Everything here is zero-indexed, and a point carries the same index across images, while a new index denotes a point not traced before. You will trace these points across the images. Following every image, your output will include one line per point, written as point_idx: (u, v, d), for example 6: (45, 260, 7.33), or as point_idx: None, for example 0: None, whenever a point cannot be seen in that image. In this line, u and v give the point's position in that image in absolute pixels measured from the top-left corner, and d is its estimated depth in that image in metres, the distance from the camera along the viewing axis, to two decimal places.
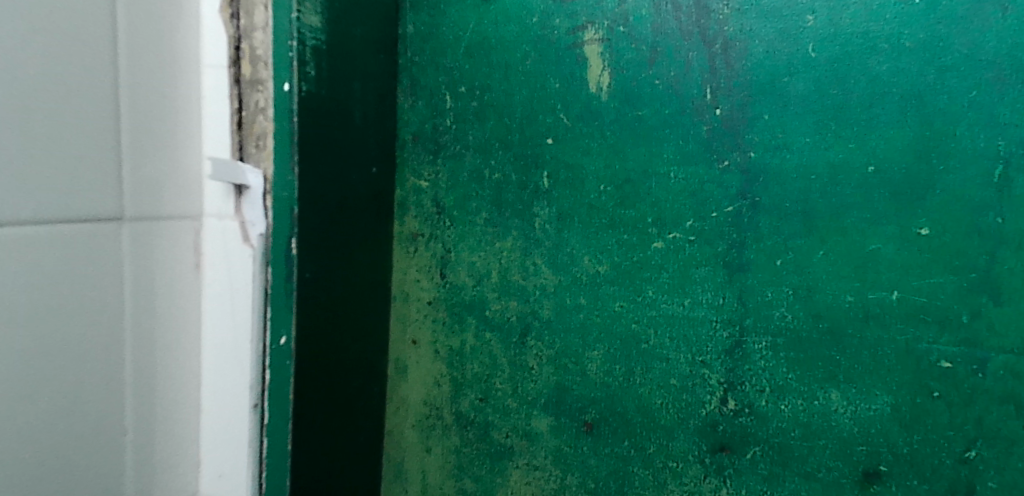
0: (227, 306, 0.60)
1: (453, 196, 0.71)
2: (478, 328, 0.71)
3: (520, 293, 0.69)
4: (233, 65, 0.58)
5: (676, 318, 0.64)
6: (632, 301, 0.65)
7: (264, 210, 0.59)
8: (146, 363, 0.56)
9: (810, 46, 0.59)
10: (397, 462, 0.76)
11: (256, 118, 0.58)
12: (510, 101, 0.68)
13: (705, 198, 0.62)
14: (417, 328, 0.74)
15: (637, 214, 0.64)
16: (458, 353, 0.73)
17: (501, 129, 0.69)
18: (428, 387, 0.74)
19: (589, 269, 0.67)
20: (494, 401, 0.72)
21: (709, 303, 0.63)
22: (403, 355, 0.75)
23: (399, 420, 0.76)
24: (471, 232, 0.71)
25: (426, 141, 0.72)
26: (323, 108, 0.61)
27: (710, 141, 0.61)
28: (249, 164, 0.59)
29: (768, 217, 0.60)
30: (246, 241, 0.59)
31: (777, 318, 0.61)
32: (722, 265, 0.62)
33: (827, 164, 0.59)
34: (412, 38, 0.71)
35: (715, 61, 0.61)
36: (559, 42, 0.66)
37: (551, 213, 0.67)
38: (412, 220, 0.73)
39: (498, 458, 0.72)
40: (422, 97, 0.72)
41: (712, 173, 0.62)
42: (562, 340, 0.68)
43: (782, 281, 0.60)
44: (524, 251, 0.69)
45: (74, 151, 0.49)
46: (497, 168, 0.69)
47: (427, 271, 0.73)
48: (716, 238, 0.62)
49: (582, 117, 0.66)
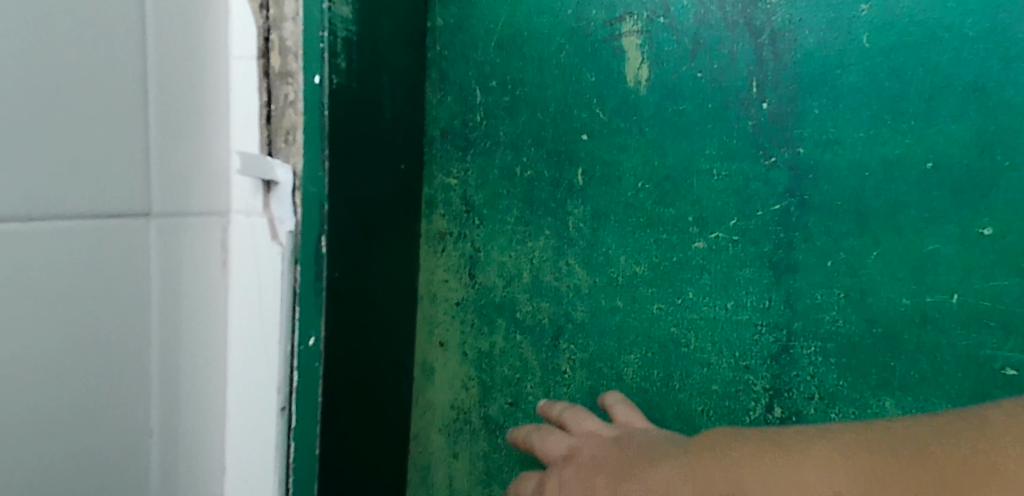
0: (254, 307, 0.57)
1: (483, 194, 0.69)
2: (508, 331, 0.69)
3: (552, 294, 0.67)
4: (262, 57, 0.55)
5: (718, 321, 0.61)
6: (672, 304, 0.62)
7: (293, 206, 0.54)
8: (172, 363, 0.54)
9: (864, 36, 0.56)
10: (423, 468, 0.73)
11: (286, 113, 0.54)
12: (544, 95, 0.66)
13: (750, 196, 0.59)
14: (444, 330, 0.72)
15: (677, 213, 0.62)
16: (487, 356, 0.70)
17: (533, 124, 0.66)
18: (455, 390, 0.72)
19: (625, 270, 0.64)
20: (525, 406, 0.69)
21: (754, 306, 0.60)
22: (429, 357, 0.72)
23: (425, 424, 0.73)
24: (501, 231, 0.68)
25: (455, 137, 0.69)
26: (352, 102, 0.59)
27: (756, 137, 0.59)
28: (278, 159, 0.54)
29: (818, 216, 0.58)
30: (274, 239, 0.55)
31: (827, 322, 0.58)
32: (768, 266, 0.59)
33: (882, 160, 0.56)
34: (442, 31, 0.69)
35: (762, 52, 0.58)
36: (594, 35, 0.64)
37: (586, 212, 0.65)
38: (440, 219, 0.71)
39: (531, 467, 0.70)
40: (451, 92, 0.69)
41: (758, 170, 0.59)
42: (597, 343, 0.66)
43: (833, 284, 0.58)
44: (557, 250, 0.66)
45: (103, 145, 0.48)
46: (529, 164, 0.67)
47: (454, 271, 0.71)
48: (761, 238, 0.59)
49: (619, 111, 0.63)
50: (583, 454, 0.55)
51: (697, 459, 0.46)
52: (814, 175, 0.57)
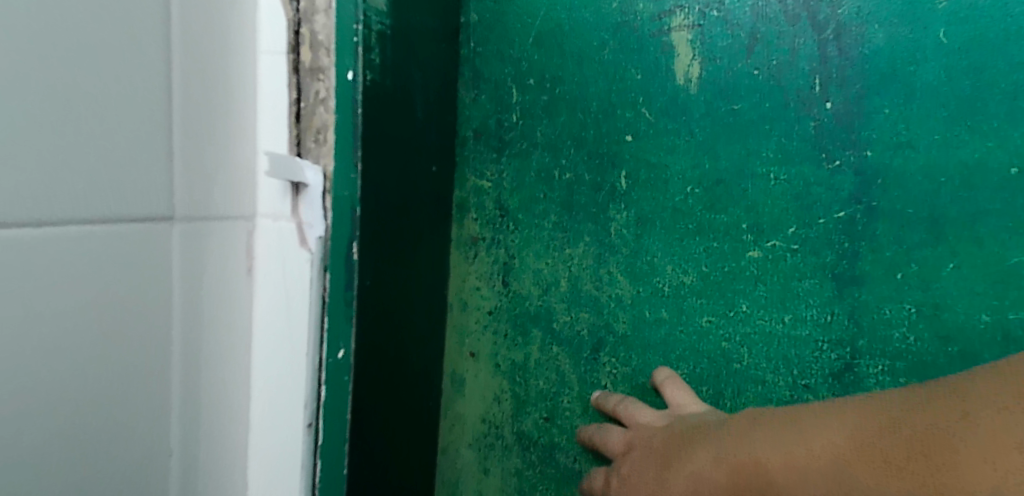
0: (279, 317, 0.53)
1: (518, 197, 0.75)
2: (544, 341, 0.76)
3: (592, 304, 0.74)
4: (291, 51, 0.52)
5: (777, 334, 0.69)
6: (725, 316, 0.70)
7: (323, 210, 0.51)
8: (195, 377, 0.51)
9: (940, 32, 0.63)
10: (454, 482, 0.79)
11: (316, 109, 0.51)
12: (586, 92, 0.72)
13: (813, 203, 0.67)
14: (476, 341, 0.78)
15: (731, 220, 0.69)
16: (521, 368, 0.76)
17: (573, 124, 0.73)
18: (487, 403, 0.78)
19: (673, 280, 0.71)
20: (562, 421, 0.76)
21: (814, 320, 0.67)
22: (460, 367, 0.78)
23: (456, 438, 0.79)
24: (538, 237, 0.75)
25: (490, 138, 0.76)
26: (385, 99, 0.56)
27: (819, 138, 0.66)
28: (308, 160, 0.51)
29: (886, 224, 0.65)
30: (302, 245, 0.51)
31: (896, 341, 0.65)
32: (830, 278, 0.67)
33: (961, 167, 0.63)
34: (476, 26, 0.75)
35: (827, 48, 0.66)
36: (643, 28, 0.70)
37: (630, 217, 0.72)
38: (472, 224, 0.77)
39: (567, 485, 0.76)
40: (485, 90, 0.75)
41: (822, 173, 0.66)
42: (640, 357, 0.73)
43: (904, 297, 0.65)
44: (598, 259, 0.73)
45: (126, 144, 0.45)
46: (568, 167, 0.73)
47: (486, 278, 0.77)
48: (823, 246, 0.67)
49: (667, 110, 0.70)
50: (636, 448, 0.64)
51: (727, 449, 0.54)
52: (882, 181, 0.65)
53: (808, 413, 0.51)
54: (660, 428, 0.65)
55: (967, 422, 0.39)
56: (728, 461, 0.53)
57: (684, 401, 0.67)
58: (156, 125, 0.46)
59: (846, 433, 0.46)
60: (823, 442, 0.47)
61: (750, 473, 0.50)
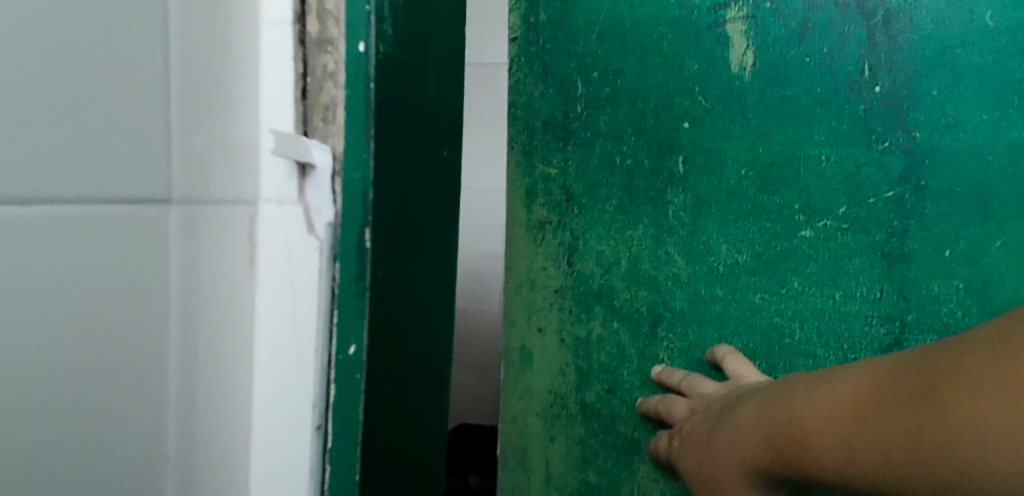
0: (286, 312, 0.47)
1: (583, 185, 0.76)
2: (605, 318, 0.78)
3: (650, 282, 0.75)
4: (298, 21, 0.46)
5: (826, 311, 0.68)
6: (777, 292, 0.69)
7: (332, 194, 0.46)
8: (194, 378, 0.45)
9: (988, 14, 0.60)
10: (523, 447, 0.85)
11: (324, 86, 0.46)
12: (645, 85, 0.72)
13: (863, 183, 0.65)
14: (542, 318, 0.81)
15: (783, 200, 0.68)
16: (584, 343, 0.79)
17: (634, 116, 0.73)
18: (554, 376, 0.82)
19: (727, 258, 0.71)
20: (622, 392, 0.78)
21: (865, 296, 0.66)
22: (530, 343, 0.83)
23: (525, 407, 0.84)
24: (600, 221, 0.76)
25: (557, 128, 0.77)
26: (398, 76, 0.48)
27: (868, 120, 0.64)
28: (316, 139, 0.46)
29: (935, 202, 0.63)
30: (310, 232, 0.46)
31: (945, 314, 0.63)
32: (880, 257, 0.65)
33: (1007, 146, 0.60)
34: (545, 26, 0.76)
35: (875, 35, 0.64)
36: (699, 22, 0.69)
37: (686, 200, 0.72)
38: (540, 209, 0.79)
39: (628, 453, 0.79)
40: (552, 85, 0.76)
41: (871, 155, 0.64)
42: (695, 332, 0.73)
43: (952, 274, 0.63)
44: (657, 240, 0.73)
45: (117, 115, 0.40)
46: (629, 153, 0.74)
47: (553, 259, 0.79)
48: (873, 225, 0.65)
49: (721, 99, 0.69)
50: (700, 410, 0.65)
51: (773, 396, 0.53)
52: (931, 161, 0.63)
53: (789, 387, 0.52)
54: (717, 393, 0.65)
55: (929, 403, 0.41)
56: (770, 406, 0.53)
57: (743, 367, 0.67)
58: (155, 110, 0.42)
59: (839, 392, 0.47)
60: (813, 412, 0.48)
61: (784, 442, 0.50)
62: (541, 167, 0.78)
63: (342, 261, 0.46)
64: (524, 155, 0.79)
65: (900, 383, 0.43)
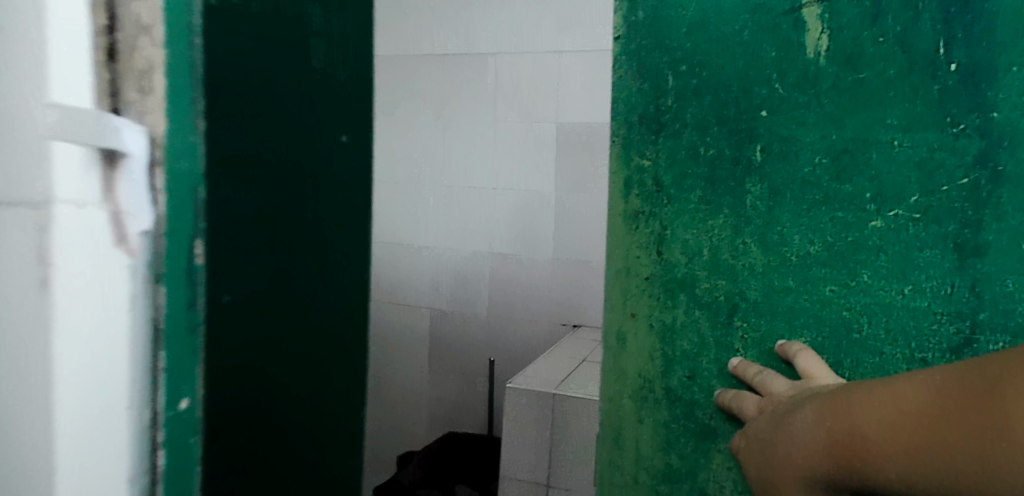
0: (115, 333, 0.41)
1: (671, 174, 0.84)
2: (688, 306, 0.84)
3: (728, 272, 0.82)
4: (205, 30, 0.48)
5: (898, 303, 0.76)
6: (845, 285, 0.77)
7: (150, 192, 0.41)
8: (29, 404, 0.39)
9: None
10: (616, 429, 0.91)
11: (139, 41, 0.40)
12: (727, 76, 0.80)
13: (935, 170, 0.73)
14: (635, 304, 0.87)
15: (856, 188, 0.76)
16: (670, 328, 0.86)
17: (717, 105, 0.81)
18: (644, 360, 0.88)
19: (800, 248, 0.79)
20: (700, 380, 0.85)
21: (936, 289, 0.74)
22: (622, 328, 0.89)
23: (617, 391, 0.90)
24: (686, 209, 0.83)
25: (649, 121, 0.84)
26: (253, 86, 0.50)
27: (943, 102, 0.73)
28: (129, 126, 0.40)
29: (1011, 186, 0.71)
30: (117, 245, 0.41)
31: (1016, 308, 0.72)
32: (951, 248, 0.74)
33: None
34: (641, 23, 0.84)
35: (950, 16, 0.72)
36: (777, 9, 0.78)
37: (764, 190, 0.80)
38: (634, 199, 0.86)
39: (704, 439, 0.85)
40: (647, 79, 0.84)
41: (947, 140, 0.73)
42: (768, 322, 0.81)
43: None
44: (736, 229, 0.81)
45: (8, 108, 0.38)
46: (713, 144, 0.82)
47: (645, 247, 0.86)
48: (945, 217, 0.73)
49: (798, 86, 0.78)
50: (772, 408, 0.71)
51: (834, 409, 0.59)
52: (1007, 144, 0.71)
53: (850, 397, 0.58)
54: (789, 395, 0.71)
55: (989, 398, 0.46)
56: (839, 418, 0.58)
57: (813, 368, 0.74)
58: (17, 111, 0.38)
59: (897, 407, 0.53)
60: (879, 424, 0.54)
61: (842, 450, 0.57)
62: (634, 165, 0.86)
63: (168, 284, 0.42)
64: (620, 145, 0.86)
65: (958, 423, 0.48)
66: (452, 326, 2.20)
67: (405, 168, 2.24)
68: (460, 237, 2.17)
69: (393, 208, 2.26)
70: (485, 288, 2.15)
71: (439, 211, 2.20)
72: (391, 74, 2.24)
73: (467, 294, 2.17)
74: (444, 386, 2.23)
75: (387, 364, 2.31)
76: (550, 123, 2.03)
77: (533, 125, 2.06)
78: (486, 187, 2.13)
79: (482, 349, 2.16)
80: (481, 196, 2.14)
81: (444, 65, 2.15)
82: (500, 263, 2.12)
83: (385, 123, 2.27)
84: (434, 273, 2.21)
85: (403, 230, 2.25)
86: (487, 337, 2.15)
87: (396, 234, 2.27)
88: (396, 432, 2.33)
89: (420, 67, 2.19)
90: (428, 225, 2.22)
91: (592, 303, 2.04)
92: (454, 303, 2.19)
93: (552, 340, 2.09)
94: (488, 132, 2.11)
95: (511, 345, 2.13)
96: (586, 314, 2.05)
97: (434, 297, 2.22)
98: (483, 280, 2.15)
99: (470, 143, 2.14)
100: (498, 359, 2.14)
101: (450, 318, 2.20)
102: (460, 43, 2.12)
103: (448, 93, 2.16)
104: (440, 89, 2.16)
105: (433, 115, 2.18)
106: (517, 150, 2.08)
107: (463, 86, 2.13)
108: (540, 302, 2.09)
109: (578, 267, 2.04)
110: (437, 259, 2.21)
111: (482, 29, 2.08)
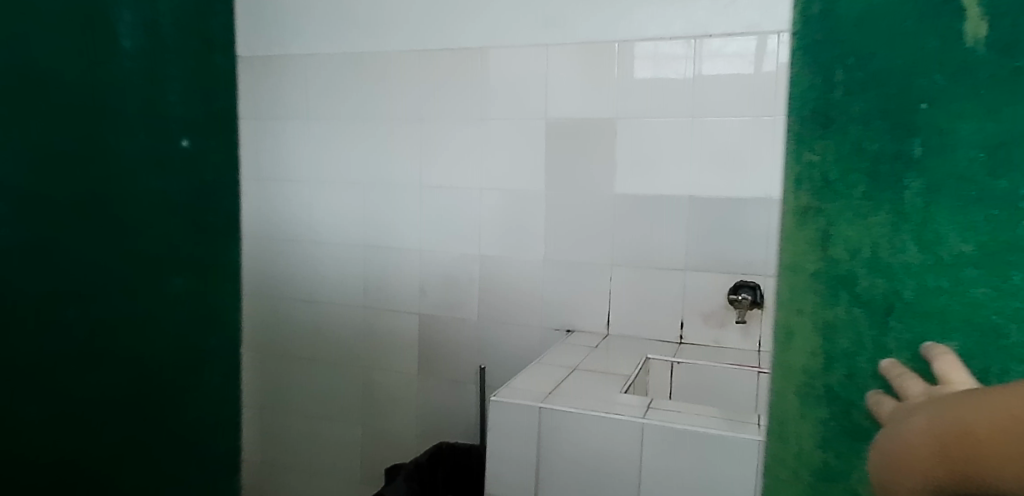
0: None
1: (839, 170, 0.74)
2: (850, 305, 0.75)
3: (886, 271, 0.72)
4: None
5: None
6: (996, 287, 0.66)
7: None
8: None
9: None
10: (781, 423, 0.83)
11: None
12: (889, 64, 0.70)
13: None
14: (800, 300, 0.79)
15: (1009, 184, 0.64)
16: (831, 327, 0.77)
17: (881, 101, 0.71)
18: (808, 358, 0.79)
19: (956, 249, 0.68)
20: (859, 378, 0.76)
21: None
22: (790, 325, 0.80)
23: (781, 385, 0.82)
24: (849, 207, 0.74)
25: (816, 117, 0.75)
26: None
27: None
28: None
29: None
30: None
31: None
32: None
33: None
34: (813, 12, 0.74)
35: None
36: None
37: (923, 186, 0.69)
38: (803, 195, 0.78)
39: (863, 439, 0.77)
40: (816, 65, 0.75)
41: None
42: (922, 326, 0.71)
43: None
44: (897, 230, 0.71)
45: None
46: (874, 140, 0.72)
47: (812, 244, 0.78)
48: None
49: (958, 76, 0.66)
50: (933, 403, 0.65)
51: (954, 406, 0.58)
52: None
53: (971, 398, 0.56)
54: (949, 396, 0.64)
55: None
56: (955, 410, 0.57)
57: (956, 373, 0.67)
58: None
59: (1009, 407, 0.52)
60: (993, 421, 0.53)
61: (957, 448, 0.55)
62: (799, 157, 0.77)
63: None
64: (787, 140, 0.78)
65: None
66: (440, 332, 2.11)
67: (387, 169, 2.13)
68: (447, 239, 2.09)
69: (375, 211, 2.15)
70: (475, 292, 2.07)
71: (424, 213, 2.10)
72: (370, 70, 2.13)
73: (456, 299, 2.09)
74: (433, 397, 2.14)
75: (372, 375, 2.20)
76: (539, 119, 1.97)
77: (521, 122, 1.99)
78: (473, 187, 2.05)
79: (474, 355, 2.08)
80: (469, 196, 2.06)
81: (427, 61, 2.06)
82: (490, 265, 2.05)
83: (364, 122, 2.15)
84: (421, 277, 2.12)
85: (387, 234, 2.15)
86: (478, 343, 2.08)
87: (380, 238, 2.16)
88: (384, 446, 2.22)
89: (401, 63, 2.09)
90: (413, 227, 2.12)
91: (584, 306, 1.98)
92: (443, 308, 2.11)
93: (545, 345, 2.03)
94: (474, 130, 2.04)
95: (502, 351, 2.06)
96: (580, 315, 1.98)
97: (421, 300, 2.13)
98: (473, 283, 2.07)
99: (456, 142, 2.06)
100: (490, 365, 2.06)
101: (438, 324, 2.12)
102: (442, 38, 2.04)
103: (431, 91, 2.07)
104: (423, 86, 2.08)
105: (416, 113, 2.09)
106: (505, 148, 2.01)
107: (446, 83, 2.05)
108: (531, 305, 2.02)
109: (570, 268, 1.98)
110: (424, 263, 2.12)
111: (465, 24, 2.02)
